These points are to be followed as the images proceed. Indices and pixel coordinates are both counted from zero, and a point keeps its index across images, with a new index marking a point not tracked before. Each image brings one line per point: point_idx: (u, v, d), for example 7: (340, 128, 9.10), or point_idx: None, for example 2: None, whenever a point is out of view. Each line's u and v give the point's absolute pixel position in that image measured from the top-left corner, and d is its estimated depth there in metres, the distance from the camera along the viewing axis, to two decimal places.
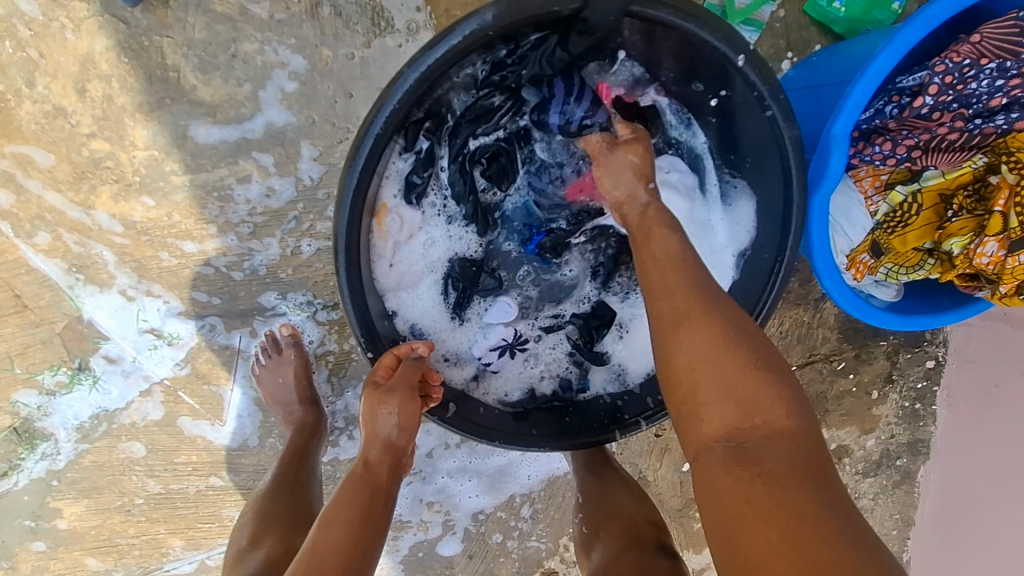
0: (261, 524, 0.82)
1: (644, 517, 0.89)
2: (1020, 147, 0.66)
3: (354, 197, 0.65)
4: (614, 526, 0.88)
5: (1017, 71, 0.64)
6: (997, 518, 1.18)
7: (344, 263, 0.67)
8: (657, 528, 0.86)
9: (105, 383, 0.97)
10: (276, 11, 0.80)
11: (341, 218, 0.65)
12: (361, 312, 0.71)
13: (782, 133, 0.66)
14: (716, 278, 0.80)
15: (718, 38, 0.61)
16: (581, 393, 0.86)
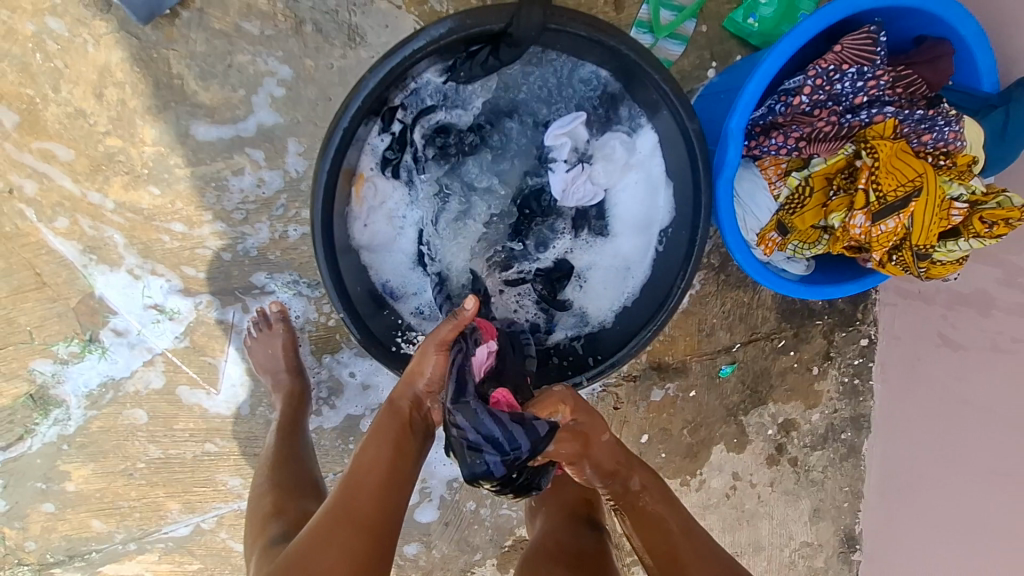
0: (280, 493, 0.95)
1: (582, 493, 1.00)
2: (878, 135, 0.79)
3: (329, 175, 0.78)
4: (555, 500, 0.99)
5: (872, 75, 0.78)
6: (931, 490, 1.25)
7: (320, 226, 0.80)
8: (587, 505, 0.98)
9: (114, 354, 1.09)
10: (266, 28, 0.93)
11: (318, 190, 0.79)
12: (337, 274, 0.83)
13: (686, 126, 0.80)
14: (646, 244, 0.94)
15: (628, 48, 0.75)
16: (548, 335, 0.98)
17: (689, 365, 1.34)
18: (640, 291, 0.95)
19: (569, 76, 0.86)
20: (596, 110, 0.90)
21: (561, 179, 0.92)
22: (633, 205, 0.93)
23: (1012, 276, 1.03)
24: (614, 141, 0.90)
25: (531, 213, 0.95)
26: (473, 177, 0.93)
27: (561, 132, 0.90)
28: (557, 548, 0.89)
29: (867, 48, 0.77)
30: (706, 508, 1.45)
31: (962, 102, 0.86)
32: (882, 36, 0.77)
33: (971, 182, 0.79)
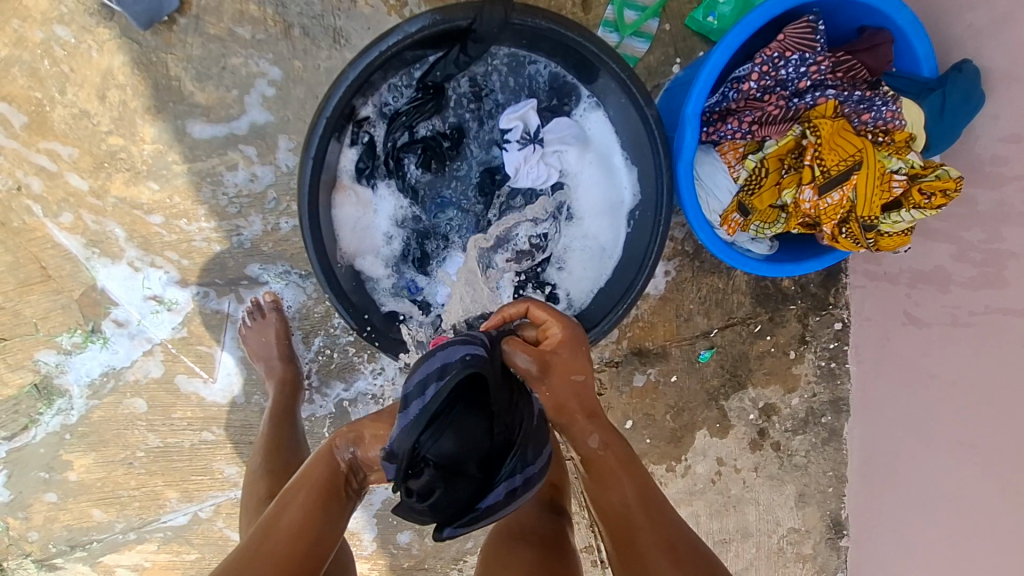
0: (275, 479, 1.00)
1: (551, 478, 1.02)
2: (822, 116, 0.86)
3: (313, 172, 0.84)
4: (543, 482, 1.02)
5: (813, 61, 0.86)
6: (909, 469, 1.23)
7: (308, 223, 0.85)
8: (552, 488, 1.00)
9: (114, 344, 1.15)
10: (258, 32, 1.01)
11: (303, 188, 0.84)
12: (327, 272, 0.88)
13: (645, 112, 0.85)
14: (620, 226, 0.99)
15: (580, 36, 0.81)
16: None
17: (669, 350, 1.37)
18: (617, 270, 0.99)
19: (523, 74, 0.95)
20: (545, 103, 0.97)
21: (515, 158, 0.97)
22: (597, 191, 0.99)
23: (966, 251, 1.07)
24: (564, 124, 0.97)
25: (504, 204, 1.00)
26: (446, 176, 0.98)
27: (513, 116, 0.95)
28: (522, 530, 0.93)
29: (807, 37, 0.86)
30: (692, 494, 1.44)
31: (905, 87, 0.93)
32: (819, 25, 0.86)
33: (909, 157, 0.86)
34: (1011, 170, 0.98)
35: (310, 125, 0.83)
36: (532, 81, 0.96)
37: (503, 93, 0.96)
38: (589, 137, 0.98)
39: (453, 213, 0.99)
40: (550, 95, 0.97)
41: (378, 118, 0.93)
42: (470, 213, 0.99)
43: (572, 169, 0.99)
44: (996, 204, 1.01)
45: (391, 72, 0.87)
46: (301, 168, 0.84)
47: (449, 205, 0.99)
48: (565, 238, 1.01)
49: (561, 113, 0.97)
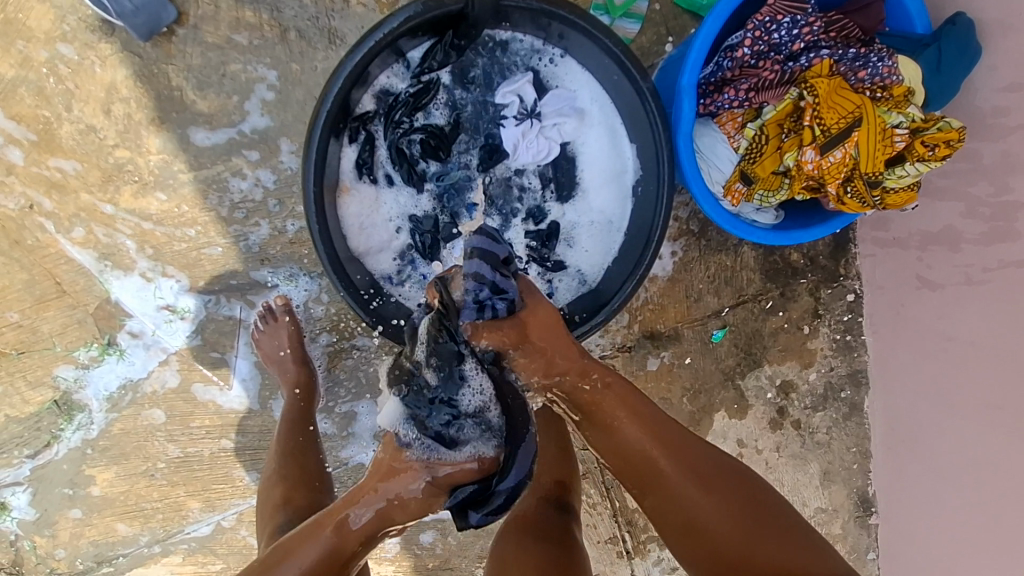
0: (289, 484, 1.00)
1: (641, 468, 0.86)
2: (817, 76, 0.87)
3: (315, 171, 0.84)
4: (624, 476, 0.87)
5: (805, 23, 0.87)
6: (933, 436, 1.20)
7: (315, 224, 0.85)
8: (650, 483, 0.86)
9: (131, 356, 1.16)
10: (254, 38, 1.02)
11: (307, 189, 0.84)
12: (341, 274, 0.87)
13: (640, 85, 0.86)
14: (624, 201, 0.99)
15: (568, 12, 0.83)
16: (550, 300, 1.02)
17: (681, 332, 1.36)
18: (626, 243, 0.99)
19: (514, 55, 0.95)
20: (537, 81, 0.96)
21: (512, 134, 0.96)
22: (600, 166, 0.99)
23: (974, 207, 1.06)
24: (560, 97, 0.96)
25: (504, 184, 0.99)
26: (445, 163, 0.97)
27: (509, 91, 0.95)
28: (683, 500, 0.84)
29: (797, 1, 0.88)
30: None
31: (900, 45, 0.95)
32: None
33: (909, 111, 0.86)
34: (1014, 120, 0.98)
35: (308, 124, 0.83)
36: (523, 59, 0.95)
37: (496, 74, 0.95)
38: (585, 111, 0.97)
39: (458, 197, 0.98)
40: (543, 70, 0.95)
41: (375, 112, 0.92)
42: (475, 197, 0.99)
43: (571, 141, 0.99)
44: (1001, 155, 1.00)
45: (383, 61, 0.87)
46: (305, 169, 0.83)
47: (450, 190, 0.98)
48: (572, 212, 1.01)
49: (555, 86, 0.96)
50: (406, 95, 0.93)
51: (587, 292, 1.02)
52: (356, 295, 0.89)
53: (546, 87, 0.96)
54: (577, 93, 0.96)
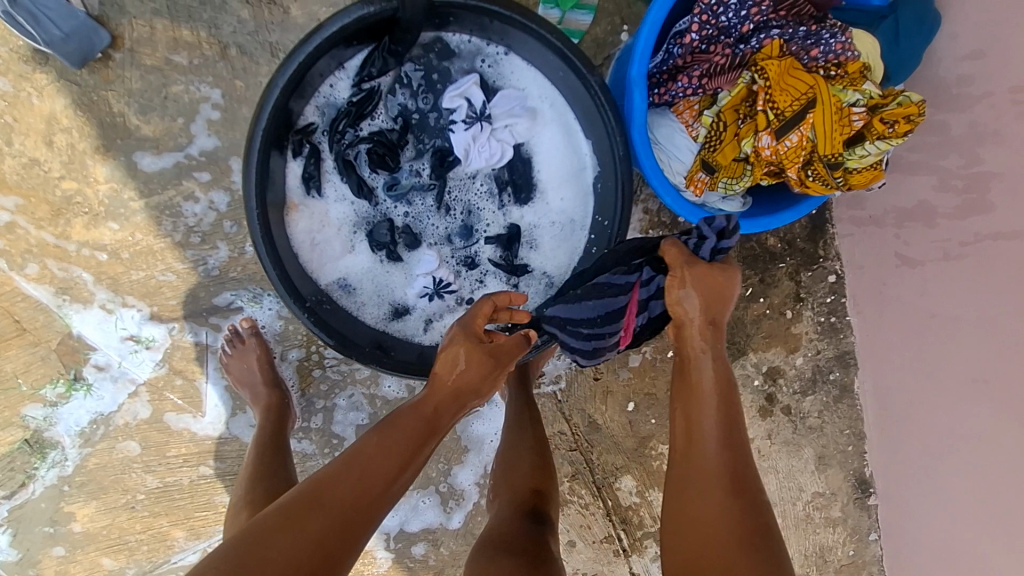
0: (254, 510, 0.95)
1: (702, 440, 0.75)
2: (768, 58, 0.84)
3: (256, 193, 0.81)
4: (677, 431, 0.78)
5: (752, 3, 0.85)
6: (928, 415, 1.16)
7: (263, 248, 0.82)
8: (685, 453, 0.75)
9: (98, 390, 1.14)
10: (194, 57, 0.98)
11: (250, 212, 0.81)
12: (294, 295, 0.85)
13: (589, 79, 0.82)
14: (585, 199, 0.96)
15: (507, 9, 0.79)
16: None
17: None
18: (589, 240, 0.97)
19: (457, 55, 0.90)
20: (484, 82, 0.91)
21: (462, 139, 0.92)
22: (557, 165, 0.96)
23: (947, 179, 1.02)
24: (509, 96, 0.92)
25: (460, 190, 0.96)
26: (397, 173, 0.93)
27: (455, 94, 0.90)
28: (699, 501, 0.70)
29: None
30: None
31: (857, 19, 0.95)
32: None
33: (866, 87, 0.84)
34: (978, 89, 0.94)
35: (244, 145, 0.80)
36: (467, 59, 0.90)
37: (441, 77, 0.91)
38: (537, 109, 0.93)
39: (413, 206, 0.95)
40: (488, 67, 0.91)
41: (318, 124, 0.89)
42: (430, 205, 0.96)
43: (525, 141, 0.95)
44: (969, 126, 0.97)
45: (319, 72, 0.83)
46: (245, 190, 0.80)
47: (405, 201, 0.95)
48: (533, 215, 0.98)
49: (503, 86, 0.92)
50: (349, 104, 0.88)
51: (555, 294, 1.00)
52: (312, 314, 0.87)
53: (495, 87, 0.92)
54: (527, 91, 0.92)
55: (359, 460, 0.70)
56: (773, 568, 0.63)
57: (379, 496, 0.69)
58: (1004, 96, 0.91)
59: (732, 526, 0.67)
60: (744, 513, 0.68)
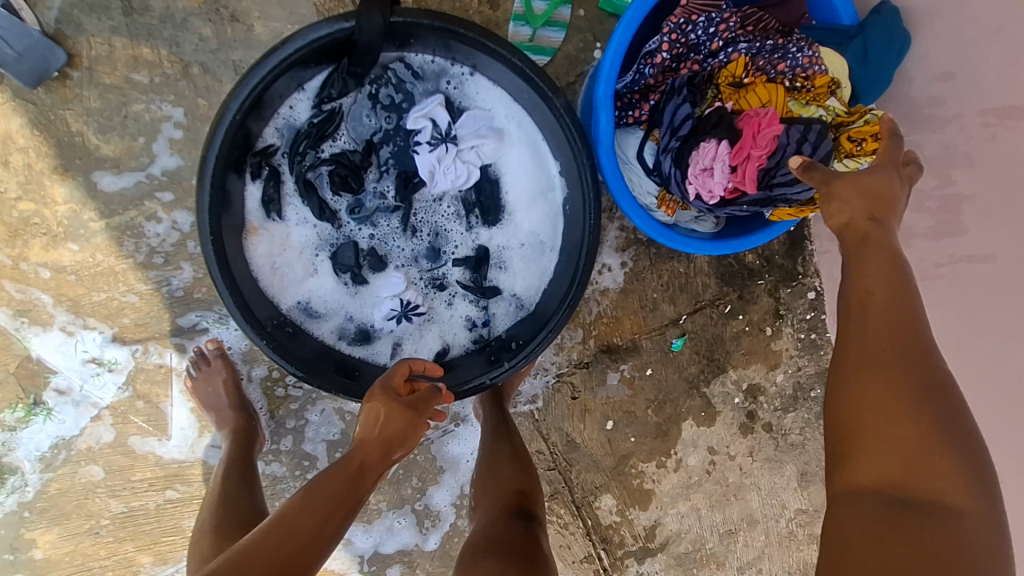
0: (220, 535, 0.93)
1: (866, 301, 0.67)
2: (733, 74, 0.84)
3: (210, 220, 0.78)
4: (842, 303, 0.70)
5: (721, 20, 0.84)
6: None
7: (220, 275, 0.80)
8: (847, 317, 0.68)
9: (59, 414, 1.12)
10: (154, 75, 0.96)
11: (204, 240, 0.79)
12: (251, 321, 0.84)
13: (554, 102, 0.81)
14: (554, 221, 0.95)
15: (468, 30, 0.77)
16: (488, 327, 0.99)
17: (639, 343, 1.33)
18: (559, 262, 0.95)
19: (420, 77, 0.88)
20: (450, 103, 0.90)
21: (427, 161, 0.90)
22: (525, 186, 0.94)
23: (921, 200, 0.97)
24: (475, 117, 0.90)
25: (426, 212, 0.94)
26: (361, 195, 0.91)
27: (419, 115, 0.88)
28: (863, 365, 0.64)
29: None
30: (689, 488, 1.39)
31: (827, 37, 0.93)
32: None
33: (830, 104, 0.83)
34: (948, 110, 0.90)
35: (197, 171, 0.77)
36: (432, 80, 0.88)
37: (405, 97, 0.89)
38: (503, 130, 0.91)
39: (378, 228, 0.93)
40: (452, 88, 0.89)
41: (278, 146, 0.87)
42: (396, 227, 0.93)
43: (492, 162, 0.93)
44: (941, 147, 0.92)
45: (275, 95, 0.81)
46: (197, 215, 0.78)
47: (369, 224, 0.92)
48: (502, 236, 0.96)
49: (468, 107, 0.90)
50: (309, 126, 0.86)
51: (526, 316, 0.98)
52: (271, 340, 0.85)
53: (460, 107, 0.90)
54: (492, 112, 0.90)
55: (283, 521, 0.70)
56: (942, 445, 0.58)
57: (305, 551, 0.68)
58: (975, 119, 0.86)
59: (897, 400, 0.61)
60: (911, 386, 0.61)
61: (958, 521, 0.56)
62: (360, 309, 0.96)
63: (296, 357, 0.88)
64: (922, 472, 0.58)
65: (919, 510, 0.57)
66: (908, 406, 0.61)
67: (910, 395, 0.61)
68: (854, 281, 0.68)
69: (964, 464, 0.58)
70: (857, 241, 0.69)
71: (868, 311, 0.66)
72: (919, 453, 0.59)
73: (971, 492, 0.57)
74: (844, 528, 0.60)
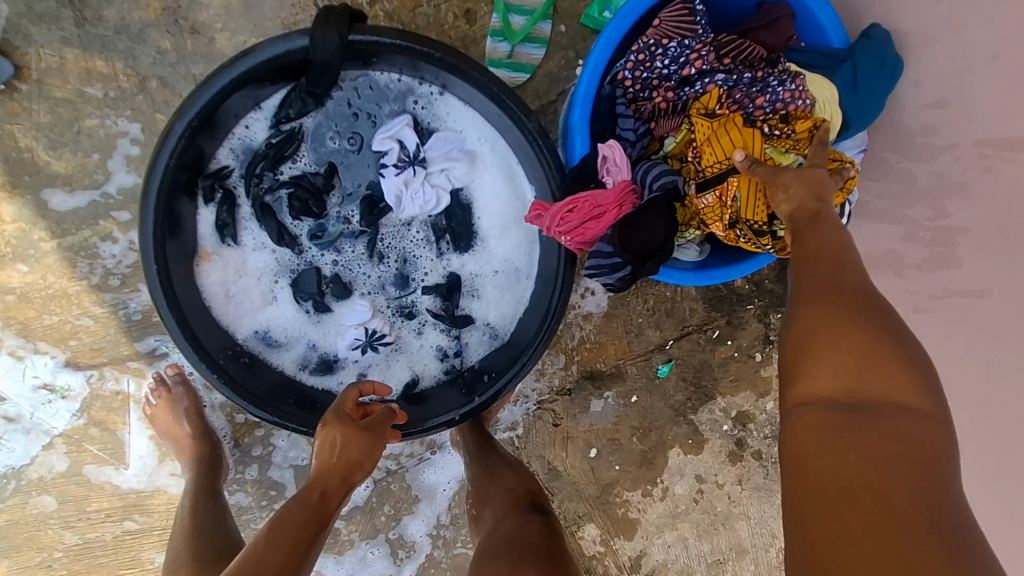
0: (195, 566, 0.88)
1: (812, 260, 0.63)
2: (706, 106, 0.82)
3: (154, 247, 0.73)
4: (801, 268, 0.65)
5: (694, 46, 0.82)
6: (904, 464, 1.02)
7: (166, 305, 0.75)
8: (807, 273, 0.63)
9: (10, 442, 1.06)
10: (109, 89, 0.91)
11: (148, 268, 0.74)
12: (202, 353, 0.78)
13: (524, 126, 0.76)
14: (530, 247, 0.90)
15: (431, 49, 0.72)
16: (460, 357, 0.93)
17: (624, 369, 1.27)
18: (535, 290, 0.90)
19: (387, 96, 0.83)
20: (419, 124, 0.85)
21: (393, 184, 0.85)
22: (498, 210, 0.89)
23: (913, 231, 0.91)
24: (445, 138, 0.85)
25: (394, 237, 0.89)
26: (324, 219, 0.86)
27: (385, 137, 0.83)
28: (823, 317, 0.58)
29: (685, 19, 0.81)
30: (675, 517, 1.33)
31: (814, 61, 0.89)
32: (695, 5, 0.82)
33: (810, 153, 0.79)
34: (942, 139, 0.86)
35: (140, 195, 0.72)
36: (400, 100, 0.84)
37: (371, 117, 0.84)
38: (476, 153, 0.86)
39: (342, 254, 0.88)
40: (421, 108, 0.84)
41: (234, 167, 0.82)
42: (362, 253, 0.88)
43: (464, 186, 0.88)
44: (934, 177, 0.87)
45: (229, 115, 0.76)
46: (141, 241, 0.73)
47: (333, 249, 0.88)
48: (475, 263, 0.91)
49: (438, 128, 0.85)
50: (267, 147, 0.82)
51: (501, 346, 0.92)
52: (223, 374, 0.80)
53: (430, 128, 0.85)
54: (463, 134, 0.85)
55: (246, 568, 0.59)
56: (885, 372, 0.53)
57: None
58: (970, 149, 0.82)
59: (846, 339, 0.56)
60: (858, 325, 0.56)
61: (919, 426, 0.51)
62: (322, 339, 0.90)
63: (251, 390, 0.82)
64: (874, 401, 0.52)
65: (879, 416, 0.52)
66: (847, 337, 0.56)
67: (850, 328, 0.56)
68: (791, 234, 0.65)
69: (913, 370, 0.54)
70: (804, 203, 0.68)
71: (814, 261, 0.63)
72: (860, 382, 0.53)
73: (924, 395, 0.53)
74: (799, 458, 0.53)
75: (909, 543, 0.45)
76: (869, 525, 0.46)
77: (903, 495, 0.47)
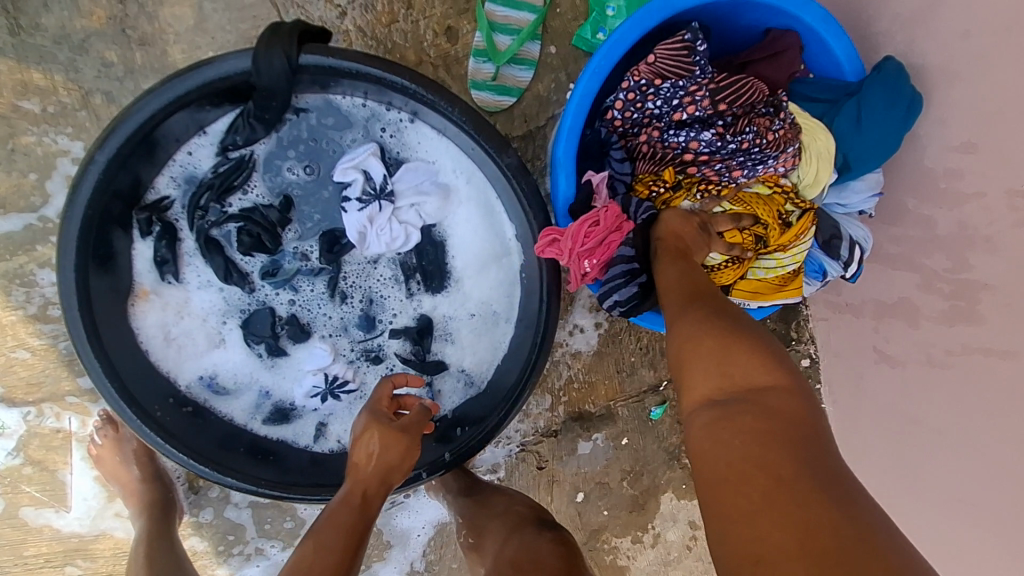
0: None
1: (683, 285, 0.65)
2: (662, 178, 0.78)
3: (76, 288, 0.65)
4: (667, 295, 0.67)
5: (687, 88, 0.75)
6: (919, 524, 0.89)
7: (92, 353, 0.66)
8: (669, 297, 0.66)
9: None
10: (48, 104, 0.82)
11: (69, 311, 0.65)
12: (132, 405, 0.69)
13: (500, 162, 0.69)
14: (511, 288, 0.81)
15: (391, 75, 0.65)
16: None
17: (615, 410, 1.18)
18: (515, 336, 0.81)
19: (349, 123, 0.74)
20: (386, 155, 0.77)
21: (357, 220, 0.76)
22: (475, 249, 0.80)
23: (931, 281, 0.82)
24: (415, 170, 0.77)
25: (357, 275, 0.80)
26: (279, 255, 0.78)
27: (349, 166, 0.75)
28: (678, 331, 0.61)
29: (682, 60, 0.75)
30: (668, 565, 1.24)
31: (821, 94, 0.85)
32: (696, 43, 0.75)
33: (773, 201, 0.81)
34: (969, 185, 0.76)
35: (58, 230, 0.64)
36: (365, 127, 0.75)
37: (332, 145, 0.76)
38: (450, 185, 0.78)
39: (300, 293, 0.80)
40: (389, 136, 0.76)
41: (175, 198, 0.74)
42: (322, 292, 0.80)
43: (437, 222, 0.79)
44: (957, 227, 0.78)
45: (167, 142, 0.68)
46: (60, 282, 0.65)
47: (289, 287, 0.79)
48: (449, 304, 0.82)
49: (409, 158, 0.77)
50: (213, 176, 0.73)
51: (477, 395, 0.83)
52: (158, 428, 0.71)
53: (399, 159, 0.77)
54: (436, 165, 0.77)
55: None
56: (749, 355, 0.53)
57: None
58: (1000, 199, 0.72)
59: (699, 336, 0.57)
60: (706, 326, 0.58)
61: (786, 400, 0.50)
62: (277, 386, 0.81)
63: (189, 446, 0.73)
64: (747, 389, 0.51)
65: (747, 401, 0.50)
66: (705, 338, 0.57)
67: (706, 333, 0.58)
68: (657, 275, 0.69)
69: (767, 354, 0.54)
70: (663, 239, 0.72)
71: (672, 289, 0.66)
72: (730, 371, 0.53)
73: (787, 373, 0.52)
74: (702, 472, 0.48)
75: (797, 517, 0.41)
76: (770, 510, 0.42)
77: (784, 464, 0.44)
